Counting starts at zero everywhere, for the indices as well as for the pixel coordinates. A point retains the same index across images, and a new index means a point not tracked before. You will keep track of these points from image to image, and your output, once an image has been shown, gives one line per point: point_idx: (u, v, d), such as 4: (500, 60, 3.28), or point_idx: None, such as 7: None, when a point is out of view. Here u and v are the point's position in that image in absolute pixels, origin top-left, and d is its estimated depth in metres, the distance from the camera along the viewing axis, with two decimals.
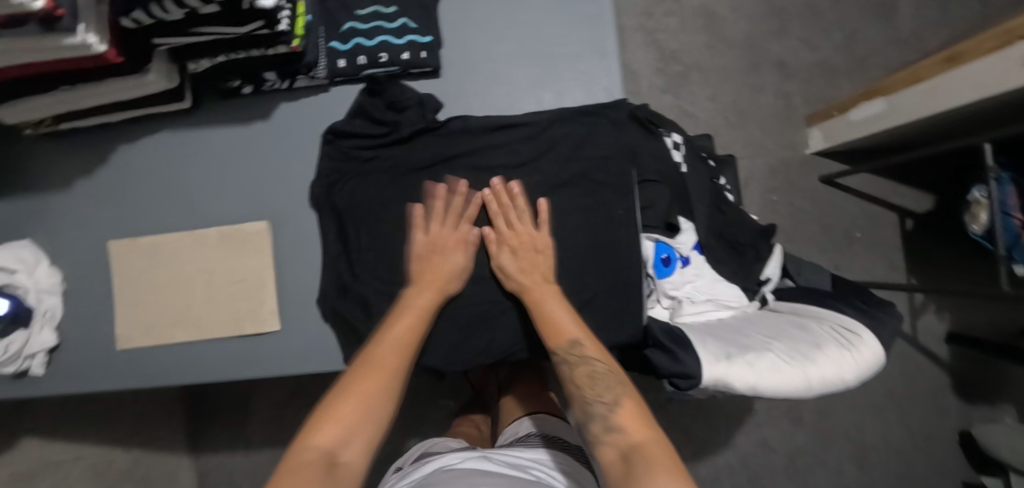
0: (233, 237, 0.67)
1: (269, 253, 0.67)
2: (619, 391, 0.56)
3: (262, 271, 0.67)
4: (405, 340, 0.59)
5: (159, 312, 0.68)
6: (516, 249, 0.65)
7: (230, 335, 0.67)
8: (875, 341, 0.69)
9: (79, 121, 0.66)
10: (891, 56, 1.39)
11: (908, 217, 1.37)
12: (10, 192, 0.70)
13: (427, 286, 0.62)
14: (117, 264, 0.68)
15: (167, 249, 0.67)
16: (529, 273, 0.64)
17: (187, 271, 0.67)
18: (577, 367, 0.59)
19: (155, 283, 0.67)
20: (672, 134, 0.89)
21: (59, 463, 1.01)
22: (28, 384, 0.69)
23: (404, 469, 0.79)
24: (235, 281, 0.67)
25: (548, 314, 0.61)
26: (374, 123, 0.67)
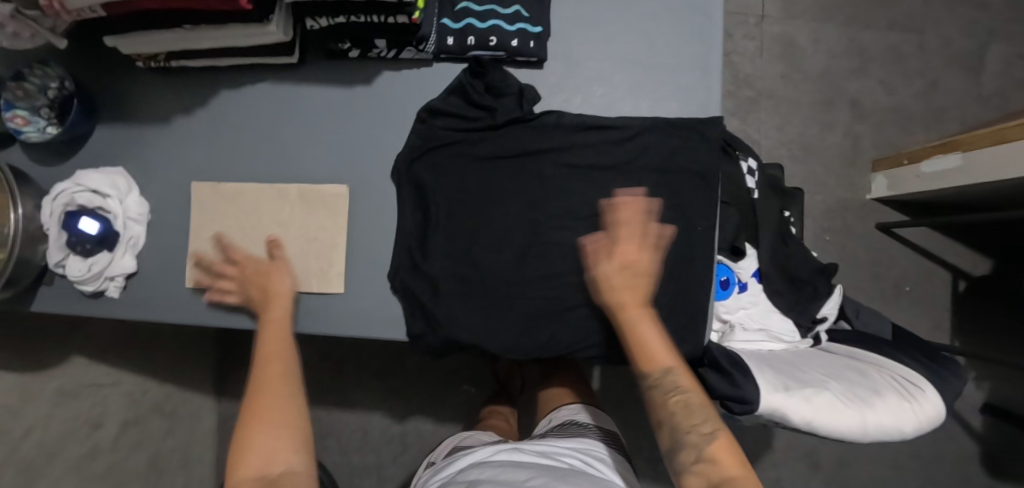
0: (312, 195, 0.69)
1: (344, 217, 0.68)
2: (710, 421, 0.54)
3: (336, 233, 0.68)
4: (283, 352, 0.61)
5: (230, 259, 0.69)
6: (622, 263, 0.61)
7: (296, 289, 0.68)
8: (937, 396, 0.68)
9: (189, 61, 0.68)
10: (970, 111, 1.35)
11: (962, 279, 1.33)
12: (112, 118, 0.72)
13: (276, 298, 0.64)
14: (196, 203, 0.70)
15: (247, 197, 0.69)
16: (626, 289, 0.60)
17: (263, 223, 0.69)
18: (671, 394, 0.56)
19: (230, 230, 0.69)
20: (748, 159, 0.88)
21: (102, 385, 1.05)
22: (101, 304, 0.71)
23: (440, 463, 0.82)
24: (309, 238, 0.68)
25: (643, 335, 0.58)
26: (469, 104, 0.67)
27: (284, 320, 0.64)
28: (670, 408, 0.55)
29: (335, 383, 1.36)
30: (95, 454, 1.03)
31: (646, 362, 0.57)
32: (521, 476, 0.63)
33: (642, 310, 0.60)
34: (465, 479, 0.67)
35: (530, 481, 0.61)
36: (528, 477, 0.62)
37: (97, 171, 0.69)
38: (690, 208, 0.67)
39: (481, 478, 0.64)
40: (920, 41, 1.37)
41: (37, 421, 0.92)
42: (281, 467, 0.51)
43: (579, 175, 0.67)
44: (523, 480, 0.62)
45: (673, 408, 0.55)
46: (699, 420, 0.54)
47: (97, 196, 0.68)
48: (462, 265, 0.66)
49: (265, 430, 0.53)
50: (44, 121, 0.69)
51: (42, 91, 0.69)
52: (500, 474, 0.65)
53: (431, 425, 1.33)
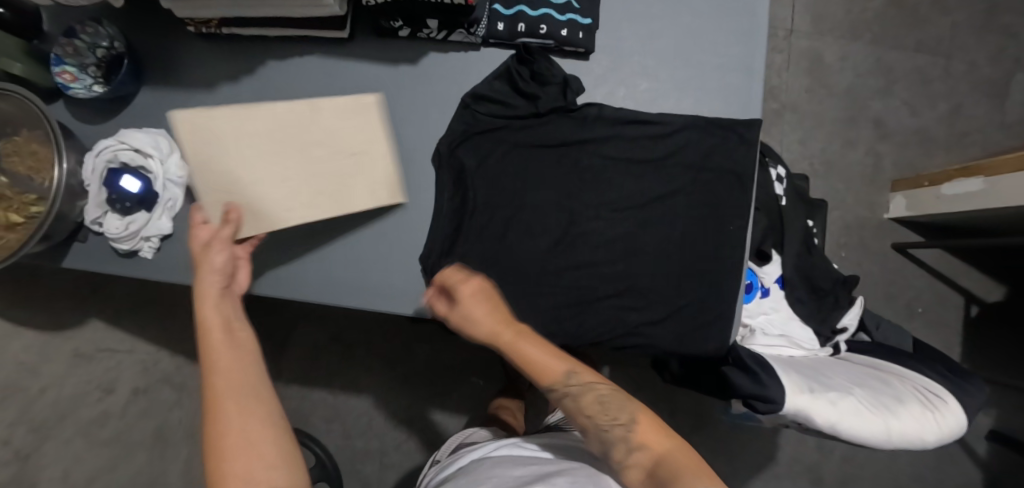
0: (349, 107, 0.66)
1: (383, 123, 0.68)
2: (625, 410, 0.57)
3: (378, 141, 0.67)
4: (225, 359, 0.52)
5: (269, 184, 0.63)
6: (475, 302, 0.59)
7: (360, 208, 0.65)
8: (958, 408, 0.68)
9: (239, 29, 0.69)
10: (992, 138, 1.36)
11: (975, 304, 1.33)
12: (158, 80, 0.73)
13: (204, 299, 0.55)
14: (210, 128, 0.60)
15: (277, 118, 0.64)
16: (492, 320, 0.58)
17: (299, 146, 0.64)
18: (581, 397, 0.58)
19: (263, 153, 0.63)
20: (777, 166, 0.89)
21: (116, 351, 1.08)
22: (134, 264, 0.72)
23: (444, 460, 0.82)
24: (354, 152, 0.66)
25: (529, 357, 0.58)
26: (514, 92, 0.68)
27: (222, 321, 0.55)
28: (589, 411, 0.58)
29: (345, 366, 1.37)
30: (105, 420, 1.04)
31: (543, 381, 0.59)
32: (514, 473, 0.62)
33: (517, 330, 0.59)
34: (464, 476, 0.66)
35: (521, 478, 0.60)
36: (521, 474, 0.62)
37: (140, 130, 0.70)
38: (724, 208, 0.68)
39: (479, 475, 0.64)
40: (947, 65, 1.38)
41: (51, 381, 0.94)
42: None
43: (618, 167, 0.68)
44: (515, 477, 0.61)
45: (589, 408, 0.58)
46: (615, 413, 0.57)
47: (139, 155, 0.68)
48: (495, 249, 0.67)
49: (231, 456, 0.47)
50: (91, 79, 0.70)
51: (92, 48, 0.70)
52: (495, 472, 0.64)
53: (437, 415, 1.33)
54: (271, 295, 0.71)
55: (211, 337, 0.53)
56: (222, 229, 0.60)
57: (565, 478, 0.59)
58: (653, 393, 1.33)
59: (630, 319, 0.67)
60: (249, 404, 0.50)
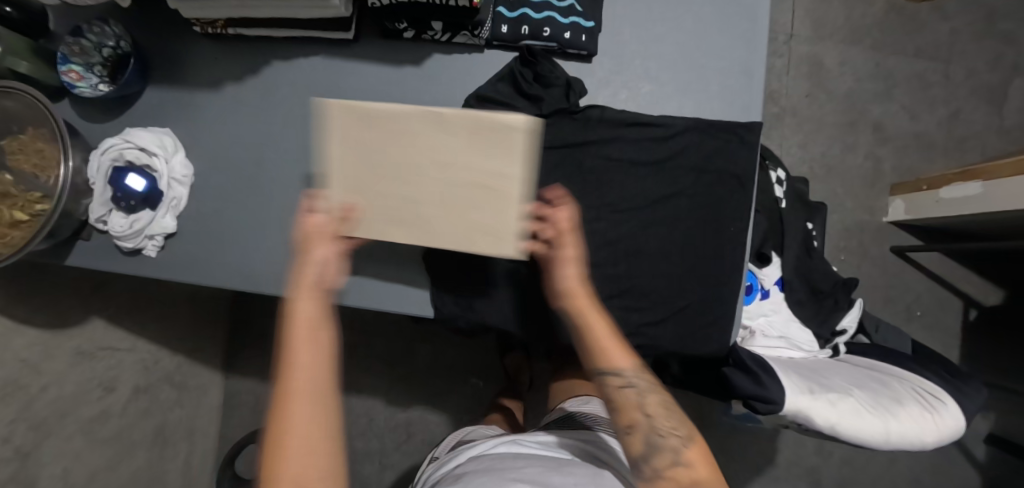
0: (484, 126, 0.52)
1: (521, 164, 0.52)
2: (684, 425, 0.58)
3: (506, 179, 0.53)
4: (313, 356, 0.51)
5: (386, 195, 0.58)
6: (567, 263, 0.59)
7: (460, 244, 0.58)
8: (957, 410, 0.69)
9: (245, 29, 0.70)
10: (991, 142, 1.37)
11: (973, 308, 1.34)
12: (164, 80, 0.73)
13: (305, 284, 0.53)
14: (334, 125, 0.54)
15: (399, 127, 0.54)
16: (579, 290, 0.59)
17: (418, 161, 0.55)
18: (645, 397, 0.58)
19: (381, 163, 0.56)
20: (777, 169, 0.90)
21: (117, 349, 1.06)
22: (137, 262, 0.72)
23: (442, 456, 0.82)
24: (475, 182, 0.55)
25: (601, 339, 0.59)
26: (518, 95, 0.68)
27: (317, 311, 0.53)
28: (648, 411, 0.58)
29: (345, 366, 1.37)
30: (106, 418, 1.04)
31: (608, 364, 0.58)
32: (518, 468, 0.63)
33: (599, 312, 0.60)
34: (464, 472, 0.67)
35: (525, 472, 0.62)
36: (524, 468, 0.63)
37: (146, 129, 0.70)
38: (726, 209, 0.68)
39: (479, 471, 0.65)
40: (946, 70, 1.39)
41: (53, 379, 0.92)
42: None
43: (620, 169, 0.68)
44: (518, 471, 0.62)
45: (651, 411, 0.58)
46: (672, 424, 0.57)
47: (144, 154, 0.69)
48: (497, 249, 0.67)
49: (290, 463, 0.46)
50: (96, 78, 0.70)
51: (98, 48, 0.70)
52: (497, 465, 0.65)
53: (437, 416, 1.33)
54: (273, 293, 0.71)
55: (302, 328, 0.52)
56: (327, 224, 0.55)
57: (568, 478, 0.61)
58: None
59: (631, 319, 0.68)
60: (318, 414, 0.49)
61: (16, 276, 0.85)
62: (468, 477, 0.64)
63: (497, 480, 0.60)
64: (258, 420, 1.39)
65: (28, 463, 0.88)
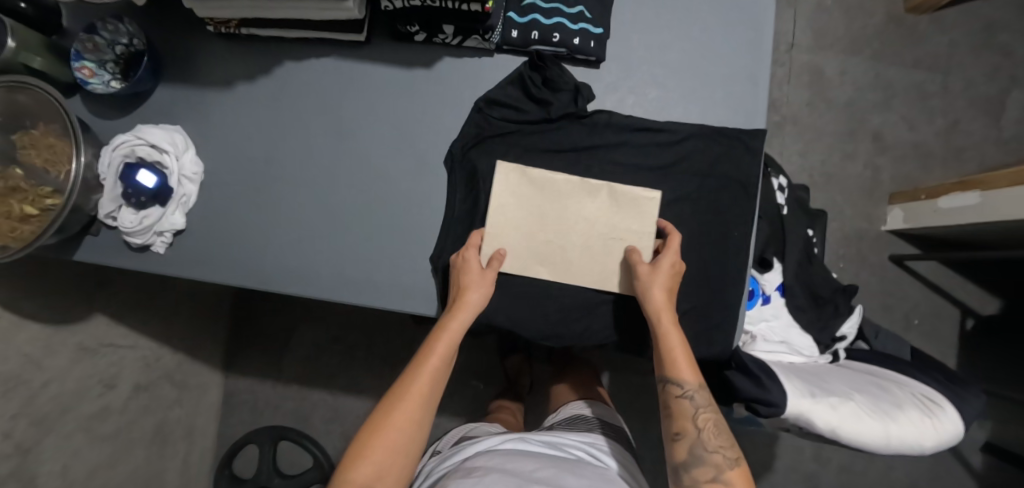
0: (623, 196, 0.67)
1: (654, 225, 0.67)
2: (734, 448, 0.61)
3: (644, 235, 0.67)
4: (434, 370, 0.62)
5: (534, 241, 0.67)
6: (666, 284, 0.63)
7: (596, 284, 0.67)
8: (957, 415, 0.70)
9: (259, 30, 0.70)
10: (988, 153, 1.39)
11: (970, 316, 1.35)
12: (176, 79, 0.74)
13: (461, 307, 0.62)
14: (504, 182, 0.67)
15: (556, 189, 0.67)
16: (664, 311, 0.61)
17: (569, 217, 0.67)
18: (700, 412, 0.61)
19: (535, 215, 0.67)
20: (779, 177, 0.92)
21: (120, 346, 1.06)
22: (146, 258, 0.73)
23: (445, 451, 0.83)
24: (613, 237, 0.67)
25: (672, 352, 0.61)
26: (527, 99, 0.70)
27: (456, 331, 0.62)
28: (700, 424, 0.61)
29: (346, 367, 1.38)
30: (106, 415, 1.04)
31: (676, 375, 0.61)
32: (530, 469, 0.65)
33: (675, 330, 0.62)
34: (473, 466, 0.68)
35: (537, 475, 0.63)
36: (536, 470, 0.64)
37: (158, 127, 0.71)
38: (730, 214, 0.69)
39: (489, 466, 0.66)
40: (944, 81, 1.41)
41: (55, 375, 0.92)
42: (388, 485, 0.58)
43: (626, 173, 0.69)
44: (530, 473, 0.64)
45: (703, 425, 0.61)
46: (725, 445, 0.61)
47: (155, 151, 0.69)
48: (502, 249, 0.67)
49: (381, 449, 0.58)
50: (109, 75, 0.71)
51: (111, 46, 0.71)
52: (507, 464, 0.66)
53: (436, 418, 1.33)
54: (281, 292, 0.71)
55: (449, 337, 0.62)
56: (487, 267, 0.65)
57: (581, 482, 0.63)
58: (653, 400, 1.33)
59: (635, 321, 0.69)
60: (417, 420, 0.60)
61: (21, 271, 0.85)
62: (478, 473, 0.64)
63: (511, 480, 0.62)
64: (258, 420, 1.39)
65: (29, 459, 0.88)
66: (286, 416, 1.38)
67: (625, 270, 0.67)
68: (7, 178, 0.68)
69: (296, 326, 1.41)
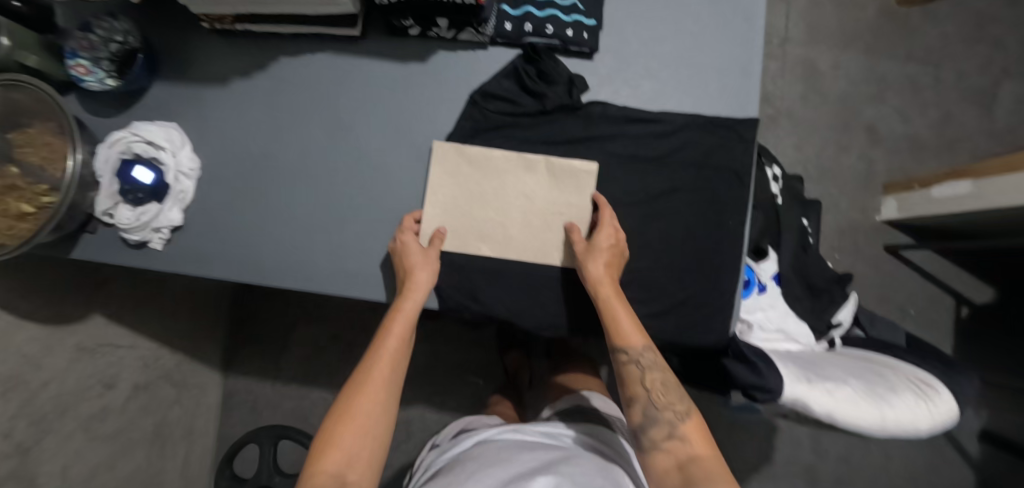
0: (561, 170, 0.67)
1: (590, 196, 0.68)
2: (684, 401, 0.62)
3: (582, 210, 0.68)
4: (393, 352, 0.64)
5: (472, 218, 0.68)
6: (608, 257, 0.64)
7: (538, 261, 0.68)
8: (951, 398, 0.70)
9: (253, 26, 0.71)
10: (980, 144, 1.40)
11: (965, 305, 1.36)
12: (171, 76, 0.74)
13: (412, 286, 0.64)
14: (436, 161, 0.68)
15: (493, 165, 0.68)
16: (604, 282, 0.62)
17: (508, 193, 0.68)
18: (647, 374, 0.61)
19: (472, 194, 0.68)
20: (773, 167, 0.93)
21: (119, 346, 1.06)
22: (143, 255, 0.73)
23: (443, 444, 0.84)
24: (552, 212, 0.68)
25: (617, 322, 0.62)
26: (521, 90, 0.70)
27: (410, 310, 0.65)
28: (649, 386, 0.62)
29: (345, 365, 1.38)
30: (105, 415, 1.04)
31: (624, 344, 0.61)
32: (523, 460, 0.65)
33: (618, 300, 0.63)
34: (470, 457, 0.69)
35: (529, 465, 0.64)
36: (529, 461, 0.65)
37: (155, 124, 0.71)
38: (725, 203, 0.69)
39: (485, 456, 0.67)
40: (936, 73, 1.42)
41: (54, 375, 0.92)
42: (361, 465, 0.58)
43: (622, 163, 0.69)
44: (523, 464, 0.64)
45: (651, 386, 0.62)
46: (675, 400, 0.61)
47: (152, 148, 0.70)
48: (499, 241, 0.68)
49: (348, 432, 0.59)
50: (104, 73, 0.70)
51: (106, 43, 0.69)
52: (501, 456, 0.66)
53: (436, 415, 1.34)
54: (282, 286, 0.71)
55: (402, 317, 0.64)
56: (430, 248, 0.66)
57: (574, 468, 0.63)
58: None
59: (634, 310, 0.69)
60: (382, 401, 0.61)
61: (18, 272, 0.85)
62: (472, 467, 0.65)
63: (503, 472, 0.62)
64: (257, 420, 1.39)
65: (29, 459, 0.88)
66: (286, 415, 1.39)
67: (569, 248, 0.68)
68: (3, 177, 0.68)
69: (294, 326, 1.41)
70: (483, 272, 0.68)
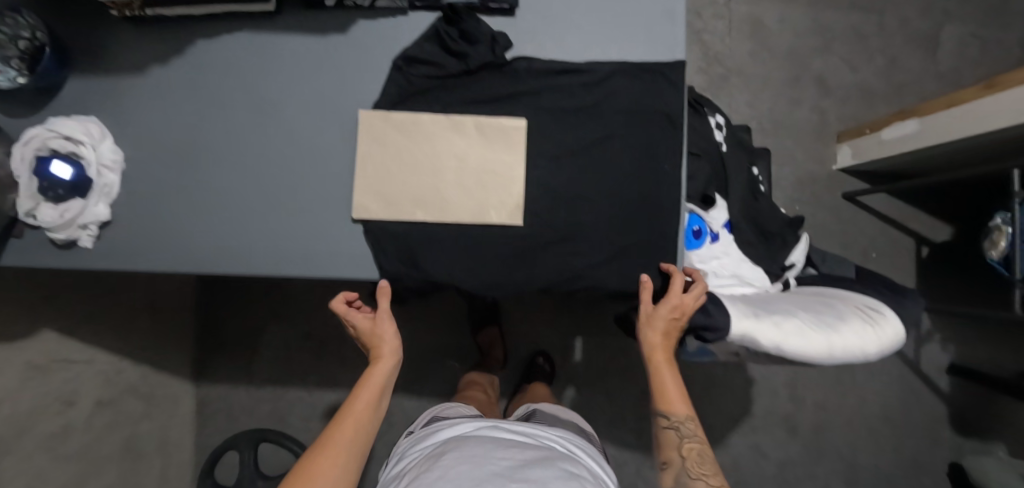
0: (489, 128, 0.68)
1: (522, 151, 0.68)
2: (717, 476, 0.65)
3: (515, 166, 0.68)
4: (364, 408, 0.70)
5: (405, 186, 0.67)
6: (664, 326, 0.69)
7: (474, 221, 0.67)
8: (896, 319, 0.72)
9: (165, 10, 0.68)
10: (927, 86, 1.43)
11: (924, 245, 1.39)
12: (86, 68, 0.72)
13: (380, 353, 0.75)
14: (363, 130, 0.68)
15: (422, 129, 0.67)
16: (658, 349, 0.70)
17: (439, 156, 0.67)
18: (684, 441, 0.68)
19: (403, 161, 0.67)
20: (716, 115, 0.93)
21: (75, 362, 1.03)
22: (73, 255, 0.70)
23: (416, 433, 0.83)
24: (486, 171, 0.67)
25: (662, 385, 0.71)
26: (444, 51, 0.68)
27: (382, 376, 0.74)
28: (684, 453, 0.68)
29: (318, 362, 1.38)
30: (68, 433, 1.01)
31: (666, 406, 0.70)
32: (498, 457, 0.64)
33: (667, 368, 0.72)
34: (444, 451, 0.68)
35: (504, 462, 0.63)
36: (503, 459, 0.64)
37: (71, 119, 0.69)
38: (659, 147, 0.69)
39: (457, 454, 0.66)
40: (880, 21, 1.44)
41: (5, 396, 0.89)
42: None
43: (554, 117, 0.69)
44: (497, 461, 0.63)
45: (686, 454, 0.68)
46: (708, 472, 0.66)
47: (70, 143, 0.67)
48: (433, 206, 0.67)
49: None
50: (14, 71, 0.67)
51: (13, 40, 0.67)
52: (476, 453, 0.65)
53: (414, 402, 1.33)
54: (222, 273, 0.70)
55: (372, 378, 0.72)
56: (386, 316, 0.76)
57: (548, 471, 0.63)
58: (628, 361, 1.34)
59: (578, 263, 0.68)
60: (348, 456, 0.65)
61: None
62: (444, 463, 0.64)
63: (477, 470, 0.61)
64: (234, 427, 1.37)
65: None
66: (262, 419, 1.37)
67: (505, 206, 0.67)
68: None
69: (263, 329, 1.38)
70: (420, 238, 0.67)
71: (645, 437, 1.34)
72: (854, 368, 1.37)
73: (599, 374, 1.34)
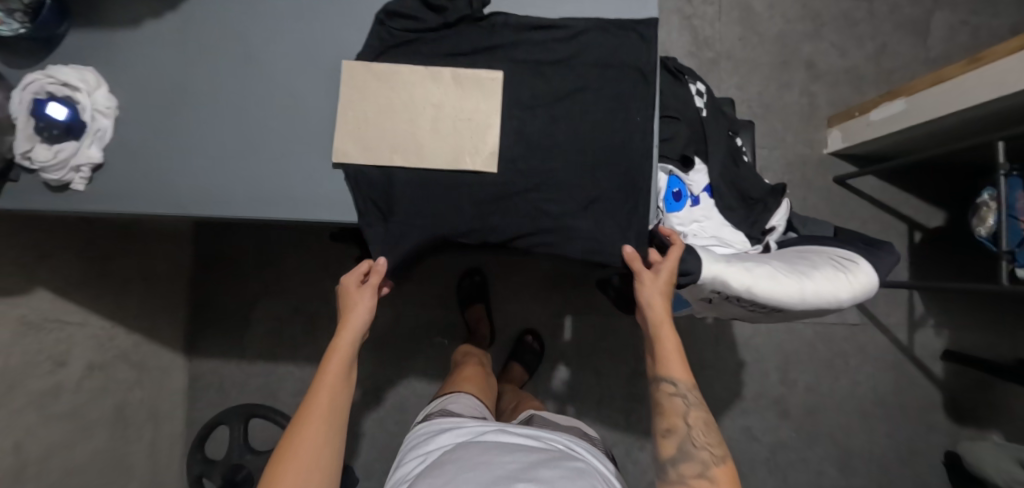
0: (465, 77, 0.70)
1: (498, 100, 0.70)
2: (721, 446, 0.66)
3: (491, 114, 0.70)
4: (336, 383, 0.70)
5: (384, 132, 0.69)
6: (664, 293, 0.69)
7: (449, 167, 0.69)
8: (870, 268, 0.73)
9: None
10: (916, 71, 1.44)
11: (917, 230, 1.39)
12: (84, 21, 0.75)
13: (348, 321, 0.74)
14: (344, 80, 0.70)
15: (400, 78, 0.70)
16: (664, 319, 0.70)
17: (416, 103, 0.69)
18: (691, 409, 0.68)
19: (381, 109, 0.69)
20: (697, 84, 0.93)
21: (68, 323, 1.05)
22: (66, 198, 0.73)
23: (422, 432, 0.83)
24: (461, 119, 0.70)
25: (665, 352, 0.70)
26: (425, 8, 0.71)
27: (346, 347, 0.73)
28: (690, 421, 0.67)
29: (309, 337, 1.39)
30: (59, 392, 1.03)
31: (667, 372, 0.69)
32: (505, 460, 0.65)
33: (669, 337, 0.71)
34: (450, 458, 0.68)
35: (511, 465, 0.64)
36: (511, 462, 0.65)
37: (68, 67, 0.72)
38: (632, 99, 0.71)
39: (464, 461, 0.66)
40: (870, 7, 1.45)
41: None
42: None
43: (529, 69, 0.71)
44: (503, 465, 0.64)
45: (692, 422, 0.67)
46: (712, 442, 0.66)
47: (66, 88, 0.70)
48: (410, 152, 0.69)
49: (297, 470, 0.63)
50: (18, 23, 0.69)
51: None
52: (483, 459, 0.66)
53: (404, 378, 1.33)
54: (206, 215, 0.73)
55: (340, 353, 0.72)
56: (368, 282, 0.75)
57: (554, 472, 0.64)
58: (617, 341, 1.34)
59: (550, 209, 0.70)
60: (330, 436, 0.67)
61: None
62: (452, 469, 0.64)
63: (483, 476, 0.62)
64: (226, 401, 1.39)
65: None
66: (254, 394, 1.39)
67: (480, 152, 0.69)
68: None
69: (256, 304, 1.40)
70: (396, 183, 0.69)
71: (635, 418, 1.34)
72: (846, 352, 1.36)
73: (589, 353, 1.34)
